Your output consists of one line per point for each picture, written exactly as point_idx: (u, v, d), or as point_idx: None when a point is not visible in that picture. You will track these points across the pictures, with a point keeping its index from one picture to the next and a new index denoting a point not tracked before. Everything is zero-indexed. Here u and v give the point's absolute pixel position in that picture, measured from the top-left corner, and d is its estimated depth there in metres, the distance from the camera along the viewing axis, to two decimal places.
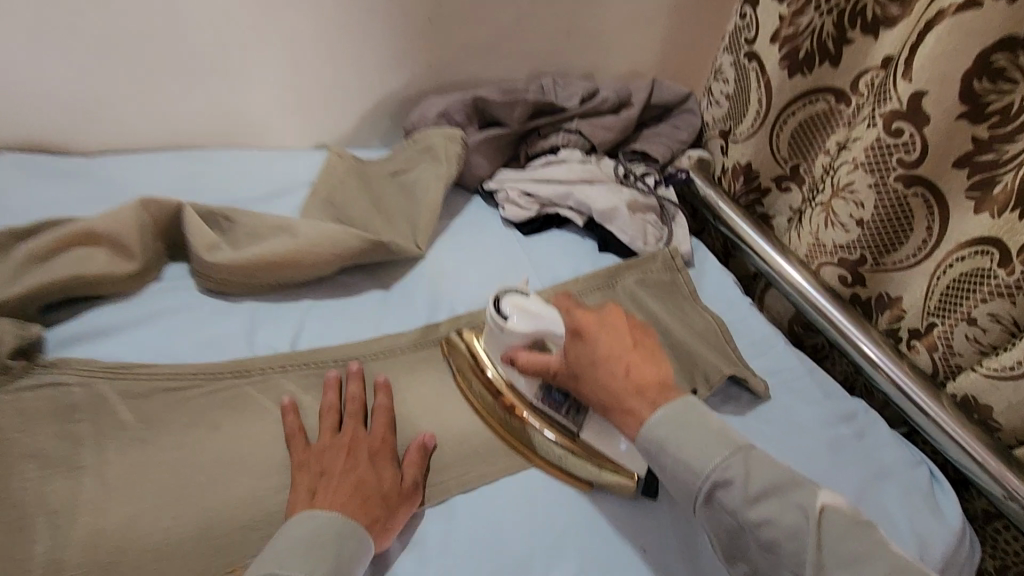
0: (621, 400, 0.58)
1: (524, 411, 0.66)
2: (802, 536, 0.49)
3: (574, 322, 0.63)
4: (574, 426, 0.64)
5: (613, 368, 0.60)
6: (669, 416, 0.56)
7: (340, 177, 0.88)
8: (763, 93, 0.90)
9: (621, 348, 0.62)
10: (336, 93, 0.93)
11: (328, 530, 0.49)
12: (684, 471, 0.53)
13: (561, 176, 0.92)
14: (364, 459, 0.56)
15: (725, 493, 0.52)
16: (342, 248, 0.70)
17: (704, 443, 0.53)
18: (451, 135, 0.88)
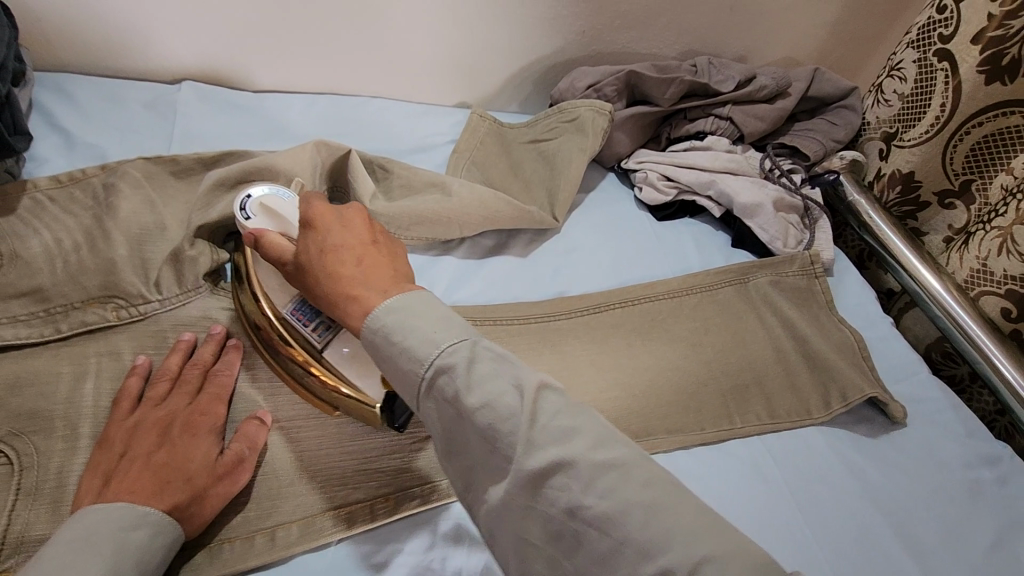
0: (350, 287, 0.45)
1: (288, 345, 0.51)
2: (517, 416, 0.39)
3: (315, 215, 0.49)
4: (318, 344, 0.50)
5: (352, 264, 0.47)
6: (401, 306, 0.43)
7: (481, 140, 0.89)
8: (948, 97, 0.82)
9: (354, 245, 0.48)
10: (487, 52, 0.93)
11: (131, 525, 0.40)
12: (412, 347, 0.41)
13: (704, 163, 0.88)
14: (182, 429, 0.47)
15: (495, 411, 0.39)
16: (491, 212, 0.72)
17: (444, 326, 0.42)
18: (601, 108, 0.85)
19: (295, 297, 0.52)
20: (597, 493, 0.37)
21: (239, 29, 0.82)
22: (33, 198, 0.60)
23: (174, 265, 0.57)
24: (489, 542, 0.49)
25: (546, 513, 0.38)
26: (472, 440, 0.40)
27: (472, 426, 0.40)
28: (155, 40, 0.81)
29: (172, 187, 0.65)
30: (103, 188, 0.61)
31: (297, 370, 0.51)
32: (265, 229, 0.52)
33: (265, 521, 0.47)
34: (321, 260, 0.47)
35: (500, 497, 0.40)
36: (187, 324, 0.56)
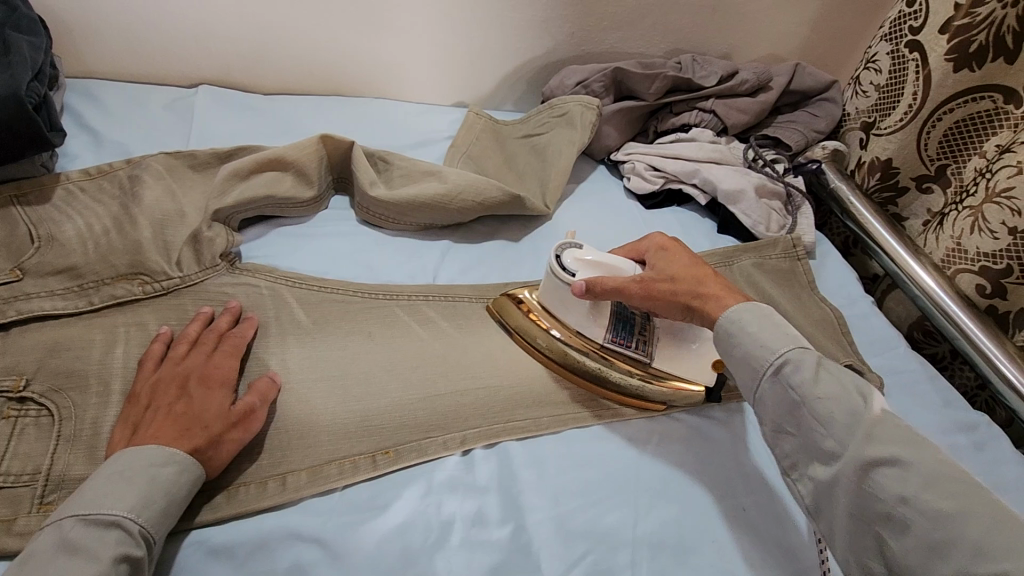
0: (719, 301, 0.57)
1: (614, 362, 0.63)
2: (859, 416, 0.47)
3: (655, 251, 0.63)
4: (643, 357, 0.63)
5: (708, 281, 0.59)
6: (746, 307, 0.55)
7: (477, 136, 0.95)
8: (920, 87, 0.87)
9: (690, 266, 0.60)
10: (482, 54, 0.98)
11: (160, 462, 0.46)
12: (757, 346, 0.52)
13: (689, 154, 0.93)
14: (201, 385, 0.52)
15: (793, 371, 0.50)
16: (484, 199, 0.77)
17: (775, 329, 0.53)
18: (589, 104, 0.91)
19: (610, 326, 0.63)
20: (899, 471, 0.44)
21: (251, 37, 0.88)
22: (66, 189, 0.66)
23: (193, 245, 0.63)
24: (481, 490, 0.54)
25: (874, 495, 0.44)
26: (805, 422, 0.49)
27: (810, 410, 0.48)
28: (174, 49, 0.88)
29: (190, 178, 0.71)
30: (129, 180, 0.67)
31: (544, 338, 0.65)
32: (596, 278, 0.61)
33: (277, 468, 0.52)
34: (682, 287, 0.59)
35: (829, 475, 0.47)
36: (205, 299, 0.62)
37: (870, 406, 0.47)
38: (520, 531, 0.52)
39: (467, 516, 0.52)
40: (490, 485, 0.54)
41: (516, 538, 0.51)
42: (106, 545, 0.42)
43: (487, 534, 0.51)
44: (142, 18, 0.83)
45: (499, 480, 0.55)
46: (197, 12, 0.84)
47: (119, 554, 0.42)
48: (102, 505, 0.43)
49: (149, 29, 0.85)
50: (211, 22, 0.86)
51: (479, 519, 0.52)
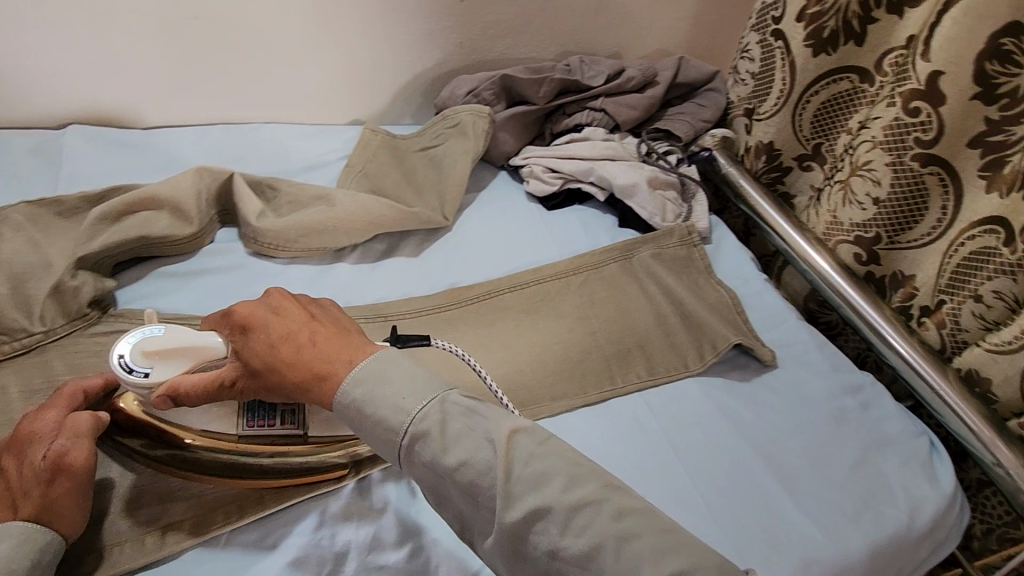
0: (319, 374, 0.50)
1: (292, 451, 0.55)
2: (492, 468, 0.45)
3: (235, 320, 0.53)
4: (297, 430, 0.55)
5: (325, 353, 0.51)
6: (364, 378, 0.49)
7: (373, 153, 0.94)
8: (787, 73, 0.91)
9: (279, 337, 0.51)
10: (370, 70, 0.98)
11: (0, 536, 0.45)
12: (382, 409, 0.48)
13: (583, 153, 0.95)
14: (19, 450, 0.49)
15: (422, 445, 0.47)
16: (375, 218, 0.77)
17: (402, 395, 0.48)
18: (479, 111, 0.92)
19: (243, 410, 0.54)
20: (547, 520, 0.44)
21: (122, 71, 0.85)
22: None
23: (57, 297, 0.60)
24: (377, 514, 0.54)
25: (534, 555, 0.44)
26: (451, 491, 0.47)
27: (451, 481, 0.46)
28: (37, 90, 0.84)
29: (55, 226, 0.68)
30: None
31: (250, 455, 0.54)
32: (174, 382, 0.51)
33: (156, 522, 0.52)
34: (291, 364, 0.51)
35: (490, 544, 0.46)
36: (74, 353, 0.59)
37: (496, 442, 0.46)
38: (418, 550, 0.53)
39: (363, 543, 0.52)
40: (386, 508, 0.55)
41: (413, 558, 0.52)
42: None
43: (384, 557, 0.52)
44: None
45: (396, 501, 0.55)
46: (55, 50, 0.80)
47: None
48: None
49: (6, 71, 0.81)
50: (73, 59, 0.82)
51: (375, 544, 0.53)
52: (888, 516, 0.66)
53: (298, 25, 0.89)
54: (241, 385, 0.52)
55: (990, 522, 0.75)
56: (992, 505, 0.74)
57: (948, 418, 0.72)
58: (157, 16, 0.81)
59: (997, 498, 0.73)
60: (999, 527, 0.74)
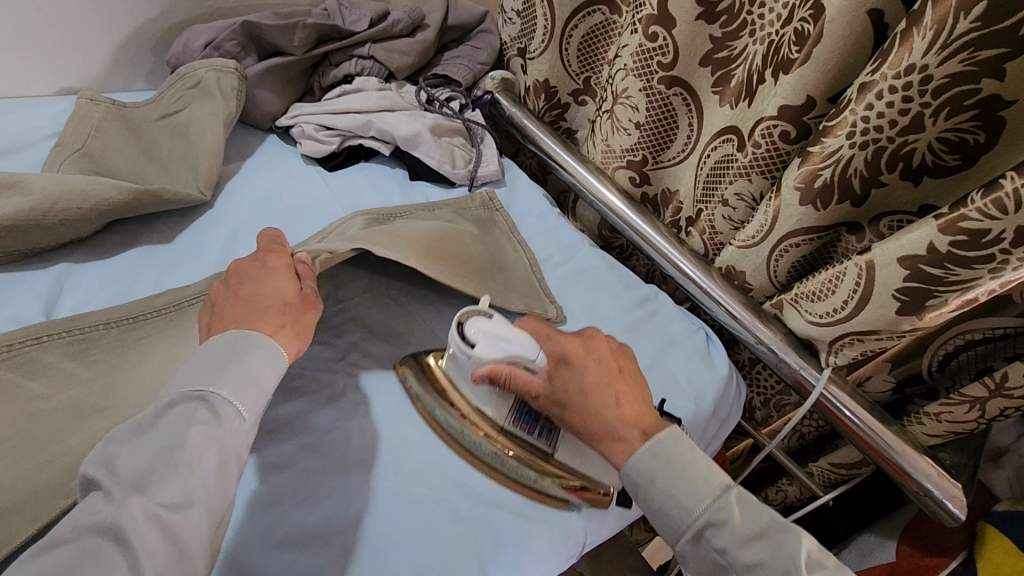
0: (613, 430, 0.57)
1: (513, 451, 0.62)
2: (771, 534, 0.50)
3: (567, 357, 0.60)
4: (547, 447, 0.62)
5: (602, 397, 0.58)
6: (660, 451, 0.54)
7: (96, 125, 0.77)
8: (547, 9, 0.91)
9: (602, 375, 0.59)
10: (69, 25, 0.80)
11: (247, 338, 0.49)
12: (675, 508, 0.52)
13: (357, 106, 0.88)
14: (278, 300, 0.55)
15: (716, 532, 0.51)
16: (93, 203, 0.64)
17: (688, 491, 0.52)
18: (222, 67, 0.81)
19: (513, 408, 0.63)
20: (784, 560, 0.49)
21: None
22: None
23: None
24: None
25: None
26: (712, 549, 0.51)
27: (728, 548, 0.50)
28: None
29: None
30: None
31: (484, 447, 0.61)
32: (271, 232, 0.62)
33: None
34: (561, 410, 0.60)
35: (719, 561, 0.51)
36: None
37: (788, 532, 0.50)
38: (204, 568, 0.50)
39: None
40: None
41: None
42: (178, 416, 0.43)
43: None
44: None
45: None
46: None
47: (189, 427, 0.43)
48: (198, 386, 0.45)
49: None
50: None
51: None
52: (676, 408, 0.73)
53: None
54: (540, 395, 0.61)
55: (766, 393, 0.88)
56: (762, 376, 0.87)
57: (716, 310, 0.80)
58: None
59: (764, 370, 0.86)
60: (774, 395, 0.87)
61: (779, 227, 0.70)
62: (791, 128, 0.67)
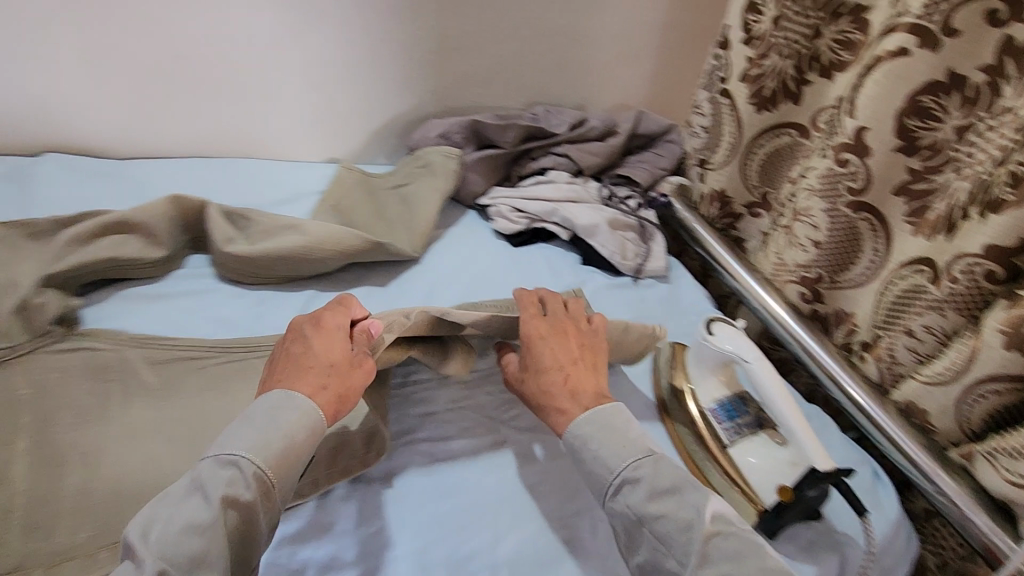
0: (555, 402, 0.61)
1: (698, 427, 0.73)
2: (692, 529, 0.50)
3: (526, 334, 0.66)
4: (725, 440, 0.71)
5: (551, 374, 0.62)
6: (592, 420, 0.58)
7: (347, 189, 0.98)
8: (734, 128, 0.99)
9: (573, 359, 0.64)
10: (348, 113, 1.04)
11: (279, 407, 0.52)
12: (600, 465, 0.56)
13: (547, 195, 1.00)
14: (325, 359, 0.56)
15: (630, 490, 0.53)
16: (345, 247, 0.80)
17: (619, 445, 0.56)
18: (450, 153, 0.98)
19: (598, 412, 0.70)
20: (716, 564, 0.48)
21: (104, 96, 0.91)
22: None
23: (23, 314, 0.62)
24: (335, 536, 0.56)
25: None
26: (647, 540, 0.52)
27: (649, 527, 0.51)
28: (27, 118, 0.89)
29: (23, 248, 0.68)
30: None
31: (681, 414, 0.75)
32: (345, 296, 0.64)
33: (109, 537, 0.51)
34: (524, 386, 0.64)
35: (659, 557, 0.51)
36: (38, 367, 0.61)
37: (704, 513, 0.50)
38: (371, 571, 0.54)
39: (318, 565, 0.53)
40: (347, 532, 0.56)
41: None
42: (218, 479, 0.47)
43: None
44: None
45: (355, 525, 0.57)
46: (47, 84, 0.87)
47: (229, 493, 0.46)
48: (234, 447, 0.49)
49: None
50: (70, 93, 0.89)
51: (330, 565, 0.53)
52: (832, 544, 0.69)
53: (281, 64, 0.95)
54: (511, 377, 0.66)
55: (944, 555, 0.77)
56: (939, 533, 0.77)
57: (890, 448, 0.75)
58: (146, 57, 0.89)
59: (943, 526, 0.76)
60: (953, 560, 0.76)
61: (975, 369, 0.65)
62: (997, 268, 0.64)
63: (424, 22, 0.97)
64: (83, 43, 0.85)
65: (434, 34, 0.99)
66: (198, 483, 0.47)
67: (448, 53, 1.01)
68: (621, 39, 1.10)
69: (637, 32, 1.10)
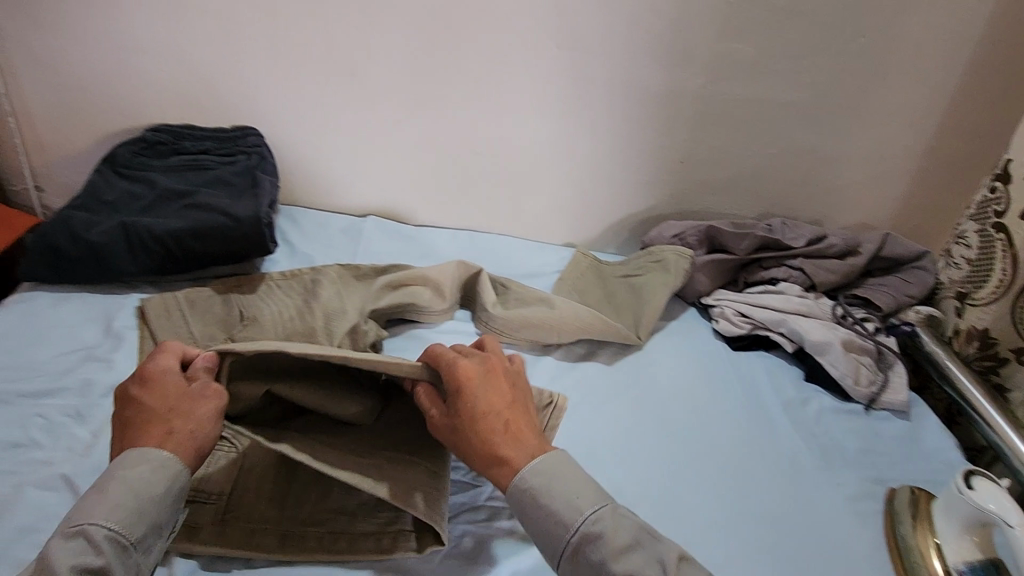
0: (489, 451, 0.56)
1: None
2: None
3: (450, 380, 0.59)
4: None
5: (482, 414, 0.57)
6: (540, 471, 0.55)
7: (582, 273, 1.08)
8: (1009, 264, 0.90)
9: (507, 398, 0.59)
10: (592, 209, 1.13)
11: (149, 469, 0.52)
12: (552, 520, 0.53)
13: (776, 304, 1.00)
14: (168, 407, 0.56)
15: (591, 547, 0.51)
16: (585, 325, 0.89)
17: (578, 493, 0.54)
18: (683, 254, 1.03)
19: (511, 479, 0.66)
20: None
21: (399, 179, 1.08)
22: (268, 285, 0.86)
23: (352, 336, 0.81)
24: None
25: None
26: None
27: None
28: (338, 183, 1.08)
29: (354, 285, 0.90)
30: (311, 281, 0.88)
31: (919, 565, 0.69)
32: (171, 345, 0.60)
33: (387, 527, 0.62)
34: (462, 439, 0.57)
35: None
36: None
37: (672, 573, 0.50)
38: None
39: None
40: None
41: None
42: (65, 552, 0.47)
43: None
44: (321, 167, 1.06)
45: None
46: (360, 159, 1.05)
47: (76, 564, 0.47)
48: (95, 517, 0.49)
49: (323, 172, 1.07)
50: (373, 165, 1.06)
51: None
52: None
53: (549, 160, 1.07)
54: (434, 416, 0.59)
55: None
56: None
57: None
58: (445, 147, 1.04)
59: None
60: None
61: None
62: None
63: (680, 137, 1.05)
64: (409, 131, 1.02)
65: (685, 146, 1.06)
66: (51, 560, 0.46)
67: (694, 163, 1.08)
68: (873, 161, 1.09)
69: (893, 156, 1.08)
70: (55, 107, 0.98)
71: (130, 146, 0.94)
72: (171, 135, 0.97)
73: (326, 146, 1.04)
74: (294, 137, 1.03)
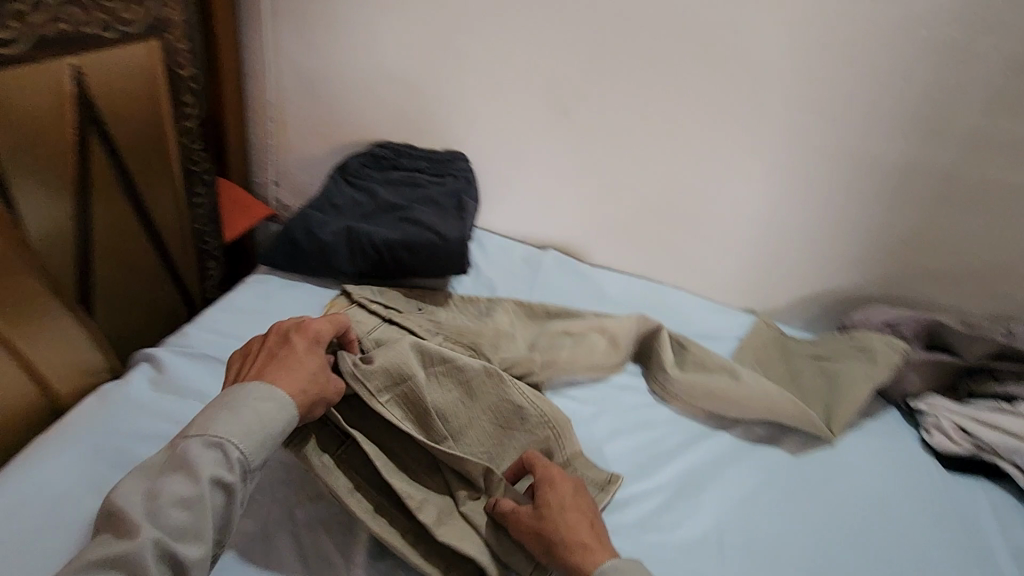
0: (571, 544, 0.58)
1: None
2: None
3: (542, 485, 0.63)
4: None
5: (564, 509, 0.61)
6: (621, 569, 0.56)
7: (765, 345, 0.98)
8: None
9: (578, 501, 0.63)
10: (785, 277, 1.04)
11: (268, 404, 0.57)
12: None
13: (1014, 427, 0.82)
14: (304, 364, 0.61)
15: None
16: (774, 407, 0.81)
17: None
18: (894, 344, 0.91)
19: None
20: None
21: (585, 217, 1.08)
22: (455, 303, 0.90)
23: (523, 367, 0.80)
24: None
25: None
26: None
27: None
28: (529, 215, 1.12)
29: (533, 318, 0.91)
30: (494, 306, 0.90)
31: None
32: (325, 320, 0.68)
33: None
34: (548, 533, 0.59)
35: None
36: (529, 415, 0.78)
37: None
38: None
39: None
40: None
41: None
42: (205, 459, 0.53)
43: None
44: (516, 198, 1.10)
45: None
46: (555, 193, 1.08)
47: (214, 475, 0.52)
48: (224, 429, 0.54)
49: (516, 202, 1.11)
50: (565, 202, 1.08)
51: None
52: None
53: (749, 220, 1.00)
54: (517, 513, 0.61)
55: None
56: None
57: None
58: (640, 191, 1.03)
59: None
60: None
61: None
62: None
63: (911, 216, 0.93)
64: (609, 176, 1.03)
65: (912, 227, 0.94)
66: (159, 489, 0.52)
67: (920, 247, 0.96)
68: None
69: None
70: (307, 119, 1.13)
71: (360, 158, 1.05)
72: (394, 152, 1.07)
73: (525, 178, 1.08)
74: (496, 166, 1.08)
